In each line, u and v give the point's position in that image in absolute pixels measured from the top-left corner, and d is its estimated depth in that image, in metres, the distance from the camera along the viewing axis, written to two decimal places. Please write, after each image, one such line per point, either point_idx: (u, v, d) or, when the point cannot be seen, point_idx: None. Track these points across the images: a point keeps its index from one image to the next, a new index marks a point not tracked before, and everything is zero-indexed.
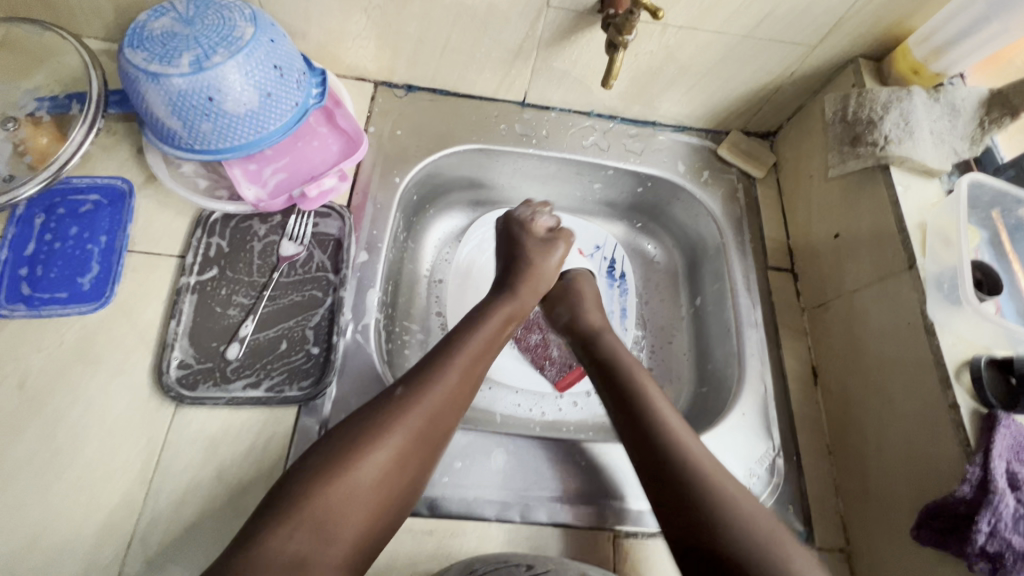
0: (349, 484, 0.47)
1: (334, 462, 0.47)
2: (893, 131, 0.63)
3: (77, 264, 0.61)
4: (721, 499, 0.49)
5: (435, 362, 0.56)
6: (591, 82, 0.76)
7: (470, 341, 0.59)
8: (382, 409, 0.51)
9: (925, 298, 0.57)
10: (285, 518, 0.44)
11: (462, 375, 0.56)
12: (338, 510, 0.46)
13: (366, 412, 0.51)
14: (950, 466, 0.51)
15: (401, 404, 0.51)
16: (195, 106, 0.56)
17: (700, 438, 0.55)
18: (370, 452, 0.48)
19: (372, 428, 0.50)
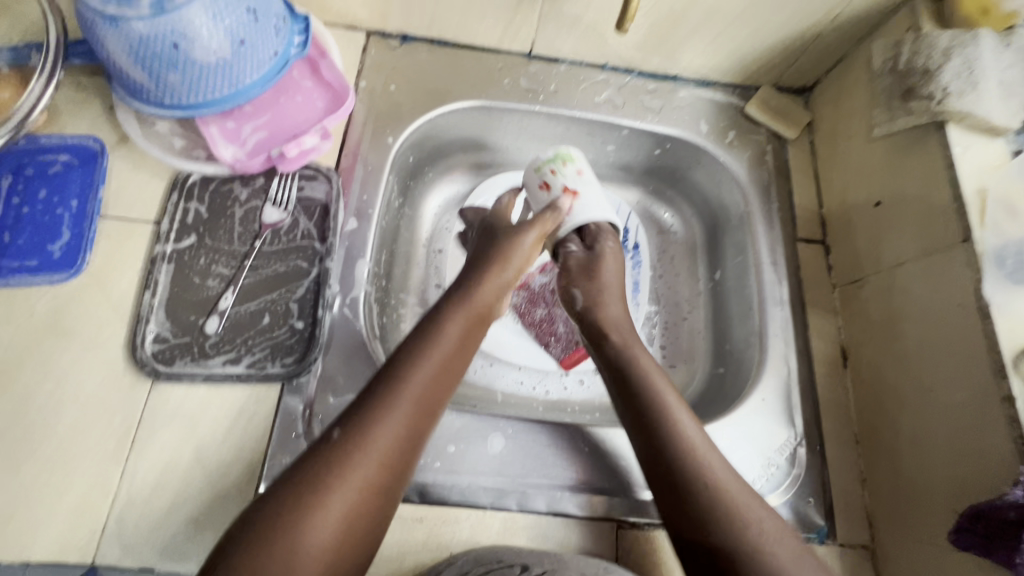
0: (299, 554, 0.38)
1: (275, 528, 0.38)
2: (953, 82, 0.55)
3: (46, 230, 0.57)
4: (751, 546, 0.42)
5: (382, 392, 0.46)
6: (606, 30, 0.68)
7: (423, 361, 0.48)
8: (318, 460, 0.42)
9: (981, 275, 0.50)
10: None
11: (415, 403, 0.46)
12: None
13: (303, 465, 0.42)
14: (1001, 465, 0.46)
15: (340, 452, 0.42)
16: (160, 54, 0.51)
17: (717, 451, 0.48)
18: (322, 508, 0.40)
19: (320, 478, 0.41)
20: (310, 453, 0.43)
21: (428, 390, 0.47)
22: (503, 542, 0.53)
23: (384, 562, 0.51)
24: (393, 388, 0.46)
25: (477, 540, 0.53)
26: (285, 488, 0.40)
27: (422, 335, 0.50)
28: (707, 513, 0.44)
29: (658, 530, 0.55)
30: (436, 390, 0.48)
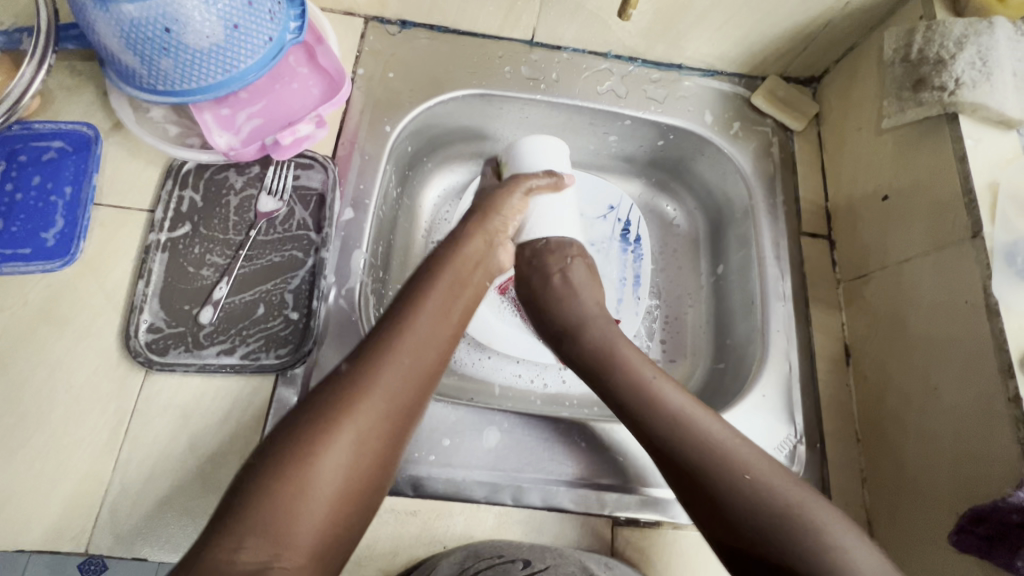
0: (311, 489, 0.40)
1: (285, 465, 0.40)
2: (967, 73, 0.53)
3: (40, 217, 0.56)
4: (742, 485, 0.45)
5: (382, 331, 0.47)
6: (610, 16, 0.67)
7: (420, 304, 0.49)
8: (326, 392, 0.44)
9: (990, 272, 0.48)
10: (238, 533, 0.38)
11: (417, 341, 0.47)
12: (304, 519, 0.39)
13: (312, 397, 0.44)
14: (1005, 465, 0.45)
15: (347, 382, 0.44)
16: (151, 39, 0.50)
17: (687, 396, 0.51)
18: (327, 446, 0.41)
19: (322, 418, 0.42)
20: (312, 397, 0.44)
21: (421, 341, 0.48)
22: (498, 536, 0.53)
23: (378, 555, 0.51)
24: (393, 327, 0.47)
25: (471, 534, 0.53)
26: (289, 429, 0.42)
27: (413, 290, 0.51)
28: (687, 450, 0.47)
29: (654, 526, 0.55)
30: (430, 341, 0.48)
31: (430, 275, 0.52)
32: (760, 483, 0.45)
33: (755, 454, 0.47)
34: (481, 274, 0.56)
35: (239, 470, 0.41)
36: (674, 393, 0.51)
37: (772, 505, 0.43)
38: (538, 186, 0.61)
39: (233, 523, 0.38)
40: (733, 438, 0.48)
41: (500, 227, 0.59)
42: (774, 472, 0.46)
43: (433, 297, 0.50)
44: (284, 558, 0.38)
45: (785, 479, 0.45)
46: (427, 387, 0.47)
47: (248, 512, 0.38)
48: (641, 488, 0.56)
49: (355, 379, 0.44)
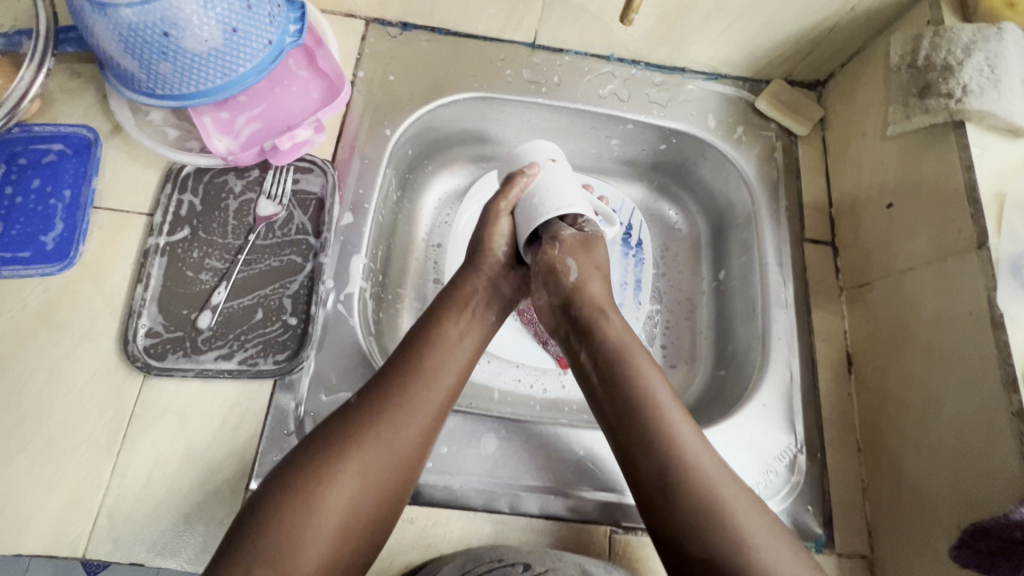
0: (319, 523, 0.40)
1: (296, 496, 0.40)
2: (974, 80, 0.52)
3: (39, 221, 0.56)
4: (740, 544, 0.41)
5: (399, 365, 0.49)
6: (612, 19, 0.66)
7: (436, 338, 0.51)
8: (343, 422, 0.44)
9: (995, 284, 0.48)
10: (244, 567, 0.37)
11: (433, 374, 0.49)
12: (309, 552, 0.39)
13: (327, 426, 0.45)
14: (1008, 482, 0.44)
15: (365, 413, 0.45)
16: (150, 43, 0.49)
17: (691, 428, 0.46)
18: (339, 478, 0.41)
19: (333, 452, 0.42)
20: (327, 427, 0.45)
21: (435, 376, 0.48)
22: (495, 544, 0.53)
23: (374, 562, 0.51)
24: (411, 361, 0.49)
25: (468, 541, 0.52)
26: (303, 459, 0.42)
27: (427, 324, 0.53)
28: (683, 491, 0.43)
29: (652, 536, 0.54)
30: (441, 375, 0.49)
31: (445, 310, 0.54)
32: (757, 545, 0.41)
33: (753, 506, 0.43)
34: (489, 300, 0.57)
35: (248, 499, 0.41)
36: (685, 425, 0.46)
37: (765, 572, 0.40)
38: (512, 198, 0.59)
39: (239, 553, 0.38)
40: (737, 491, 0.43)
41: (490, 257, 0.59)
42: (773, 536, 0.42)
43: (447, 333, 0.52)
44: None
45: (784, 543, 0.42)
46: (439, 424, 0.47)
47: (254, 543, 0.38)
48: (640, 497, 0.55)
49: (369, 412, 0.45)
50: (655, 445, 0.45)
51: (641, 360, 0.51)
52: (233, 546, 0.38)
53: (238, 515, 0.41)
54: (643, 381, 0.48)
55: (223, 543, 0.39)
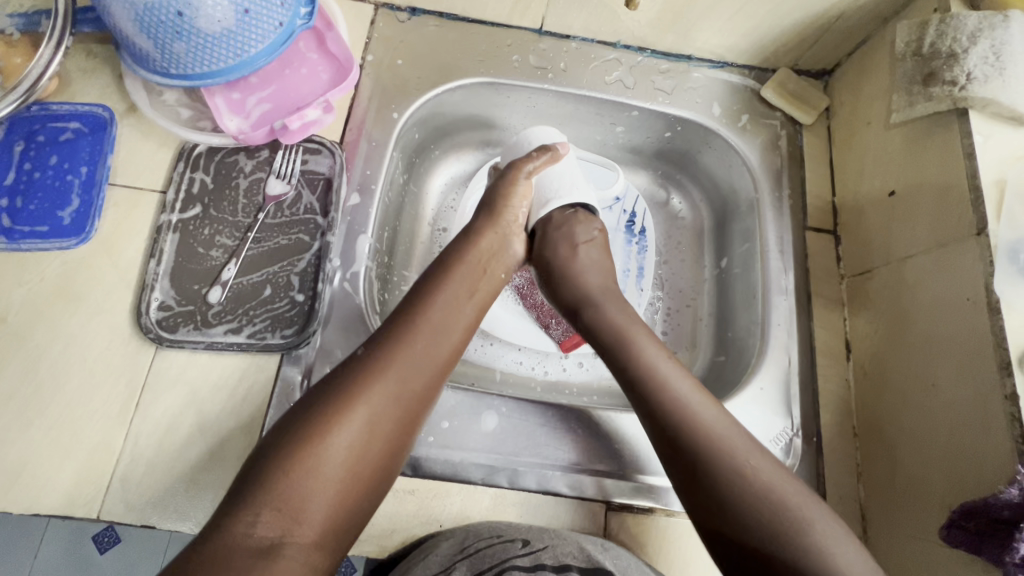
0: (322, 470, 0.42)
1: (299, 447, 0.42)
2: (979, 67, 0.52)
3: (57, 196, 0.58)
4: (741, 478, 0.44)
5: (402, 320, 0.50)
6: (618, 6, 0.66)
7: (439, 295, 0.53)
8: (346, 374, 0.46)
9: (993, 269, 0.48)
10: (254, 512, 0.39)
11: (434, 331, 0.50)
12: (316, 497, 0.41)
13: (331, 378, 0.46)
14: (997, 462, 0.45)
15: (366, 367, 0.47)
16: (164, 22, 0.50)
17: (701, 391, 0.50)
18: (340, 427, 0.43)
19: (335, 405, 0.44)
20: (328, 380, 0.46)
21: (435, 332, 0.50)
22: (493, 517, 0.54)
23: (376, 531, 0.52)
24: (412, 317, 0.51)
25: (467, 514, 0.54)
26: (304, 411, 0.44)
27: (430, 281, 0.54)
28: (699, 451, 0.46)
29: (648, 513, 0.55)
30: (443, 331, 0.51)
31: (445, 271, 0.55)
32: (758, 479, 0.44)
33: (764, 457, 0.46)
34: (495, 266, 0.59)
35: (253, 450, 0.43)
36: (684, 385, 0.50)
37: (770, 505, 0.43)
38: (535, 167, 0.62)
39: (248, 498, 0.40)
40: (739, 435, 0.47)
41: (507, 216, 0.61)
42: (781, 479, 0.45)
43: (447, 290, 0.53)
44: (295, 535, 0.39)
45: (782, 476, 0.45)
46: (439, 377, 0.49)
47: (262, 488, 0.40)
48: (636, 475, 0.56)
49: (370, 364, 0.47)
50: (658, 407, 0.49)
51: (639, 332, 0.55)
52: (244, 492, 0.40)
53: (244, 466, 0.43)
54: (641, 357, 0.52)
55: (233, 491, 0.41)
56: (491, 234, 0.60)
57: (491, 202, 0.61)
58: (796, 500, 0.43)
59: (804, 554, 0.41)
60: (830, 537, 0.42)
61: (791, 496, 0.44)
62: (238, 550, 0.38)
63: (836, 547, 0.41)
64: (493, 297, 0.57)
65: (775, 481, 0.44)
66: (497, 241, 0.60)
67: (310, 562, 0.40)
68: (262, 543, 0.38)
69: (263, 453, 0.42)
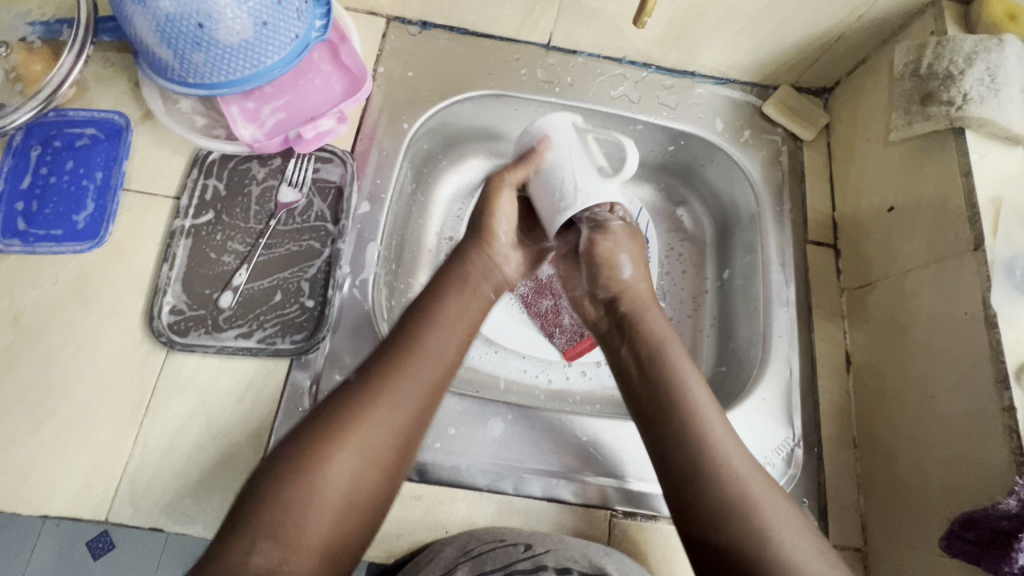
0: (318, 502, 0.42)
1: (296, 475, 0.42)
2: (975, 89, 0.54)
3: (72, 201, 0.59)
4: (749, 513, 0.44)
5: (398, 342, 0.50)
6: (625, 23, 0.68)
7: (438, 313, 0.52)
8: (344, 398, 0.46)
9: (990, 284, 0.50)
10: (250, 542, 0.40)
11: (432, 356, 0.50)
12: (315, 525, 0.41)
13: (330, 402, 0.46)
14: (995, 475, 0.46)
15: (364, 391, 0.46)
16: (185, 33, 0.52)
17: (722, 420, 0.49)
18: (338, 455, 0.43)
19: (332, 431, 0.44)
20: (323, 410, 0.46)
21: (435, 355, 0.50)
22: (499, 524, 0.54)
23: (383, 536, 0.53)
24: (410, 339, 0.50)
25: (473, 520, 0.54)
26: (299, 442, 0.44)
27: (430, 298, 0.54)
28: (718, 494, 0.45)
29: (652, 520, 0.56)
30: (441, 353, 0.50)
31: (441, 294, 0.54)
32: (769, 525, 0.43)
33: (779, 501, 0.45)
34: (484, 284, 0.57)
35: (249, 480, 0.43)
36: (712, 411, 0.49)
37: (783, 553, 0.42)
38: (513, 178, 0.60)
39: (248, 524, 0.40)
40: (756, 477, 0.46)
41: (496, 238, 0.60)
42: (796, 527, 0.44)
43: (440, 316, 0.52)
44: (292, 564, 0.40)
45: (786, 515, 0.44)
46: (432, 405, 0.49)
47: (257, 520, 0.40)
48: (639, 483, 0.57)
49: (363, 392, 0.46)
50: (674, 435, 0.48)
51: (674, 351, 0.54)
52: (241, 520, 0.40)
53: (240, 497, 0.43)
54: (664, 383, 0.51)
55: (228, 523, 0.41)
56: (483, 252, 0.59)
57: (477, 221, 0.61)
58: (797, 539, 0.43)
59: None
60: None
61: (798, 540, 0.43)
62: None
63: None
64: (485, 314, 0.56)
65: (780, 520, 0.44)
66: (484, 260, 0.59)
67: None
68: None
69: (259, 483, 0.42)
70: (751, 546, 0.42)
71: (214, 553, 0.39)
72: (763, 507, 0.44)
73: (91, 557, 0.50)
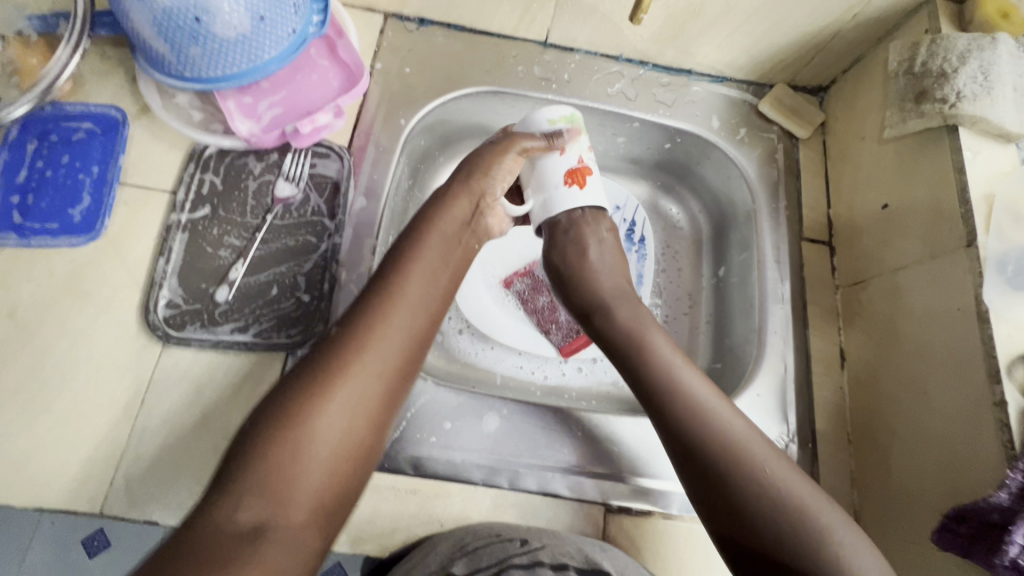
0: (306, 454, 0.42)
1: (280, 431, 0.42)
2: (968, 86, 0.55)
3: (68, 194, 0.59)
4: (742, 464, 0.46)
5: (374, 297, 0.50)
6: (622, 20, 0.68)
7: (413, 266, 0.52)
8: (323, 355, 0.46)
9: (982, 280, 0.50)
10: (237, 498, 0.40)
11: (409, 310, 0.50)
12: (301, 479, 0.42)
13: (309, 360, 0.47)
14: (987, 469, 0.46)
15: (342, 347, 0.47)
16: (182, 27, 0.52)
17: (704, 381, 0.52)
18: (321, 409, 0.44)
19: (313, 387, 0.44)
20: (304, 366, 0.46)
21: (410, 308, 0.50)
22: (494, 518, 0.55)
23: (378, 530, 0.53)
24: (385, 294, 0.50)
25: (468, 515, 0.54)
26: (283, 398, 0.44)
27: (404, 250, 0.54)
28: (710, 449, 0.47)
29: (646, 515, 0.56)
30: (418, 307, 0.51)
31: (418, 246, 0.54)
32: (762, 472, 0.46)
33: (769, 448, 0.48)
34: (467, 236, 0.58)
35: (235, 438, 0.44)
36: (692, 374, 0.52)
37: (777, 497, 0.45)
38: (532, 147, 0.59)
39: (233, 483, 0.41)
40: (746, 428, 0.49)
41: (488, 184, 0.59)
42: (788, 472, 0.46)
43: (417, 269, 0.52)
44: (282, 516, 0.40)
45: (777, 463, 0.47)
46: (414, 357, 0.49)
47: (246, 474, 0.41)
48: (635, 478, 0.57)
49: (344, 345, 0.47)
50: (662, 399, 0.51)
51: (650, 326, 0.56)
52: (226, 478, 0.41)
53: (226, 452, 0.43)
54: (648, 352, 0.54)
55: (214, 483, 0.41)
56: (469, 198, 0.59)
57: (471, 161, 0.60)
58: (786, 481, 0.45)
59: (783, 528, 0.43)
60: (813, 510, 0.44)
61: (789, 483, 0.45)
62: (224, 535, 0.39)
63: (832, 532, 0.43)
64: (468, 264, 0.58)
65: (769, 463, 0.46)
66: (467, 199, 0.59)
67: (301, 542, 0.41)
68: (246, 528, 0.39)
69: (245, 439, 0.43)
70: (738, 484, 0.46)
71: (201, 513, 0.40)
72: (754, 455, 0.47)
73: (85, 555, 0.49)
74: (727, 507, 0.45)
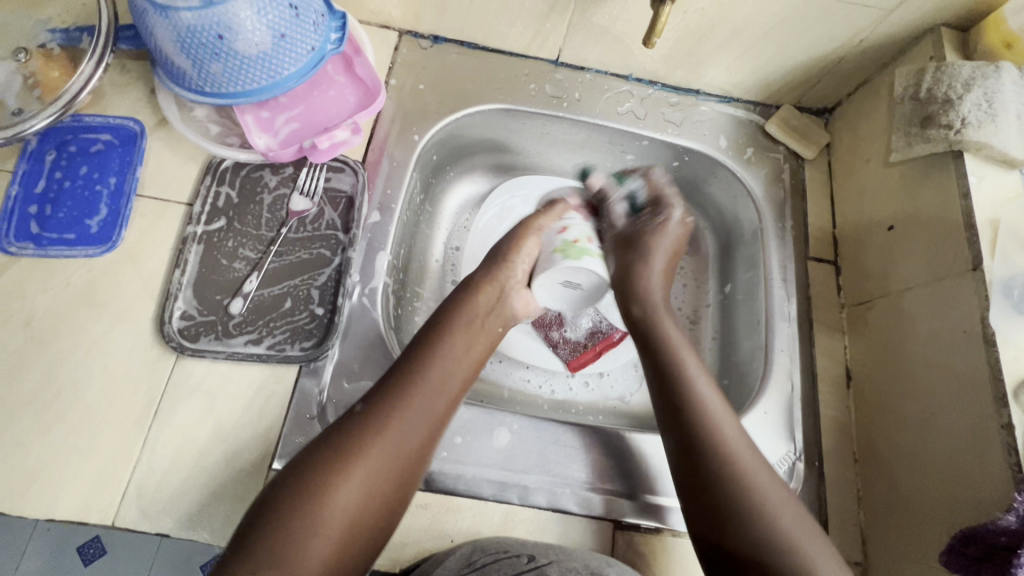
0: (325, 518, 0.43)
1: (303, 500, 0.43)
2: (973, 113, 0.56)
3: (85, 205, 0.59)
4: (748, 501, 0.46)
5: (403, 373, 0.52)
6: (634, 41, 0.70)
7: (444, 345, 0.54)
8: (347, 430, 0.47)
9: (989, 304, 0.51)
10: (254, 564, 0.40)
11: (433, 389, 0.51)
12: (316, 549, 0.42)
13: (333, 432, 0.48)
14: (993, 489, 0.47)
15: (367, 421, 0.48)
16: (205, 44, 0.53)
17: (728, 412, 0.52)
18: (344, 482, 0.44)
19: (336, 459, 0.45)
20: (331, 432, 0.48)
21: (438, 385, 0.52)
22: (504, 534, 0.55)
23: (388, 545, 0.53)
24: (413, 370, 0.52)
25: (478, 530, 0.55)
26: (309, 465, 0.45)
27: (434, 330, 0.56)
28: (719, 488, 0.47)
29: (655, 532, 0.56)
30: (443, 386, 0.52)
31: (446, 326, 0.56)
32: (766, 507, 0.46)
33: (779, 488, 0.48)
34: (493, 321, 0.59)
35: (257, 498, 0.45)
36: (716, 402, 0.52)
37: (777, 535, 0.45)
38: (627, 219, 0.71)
39: (249, 550, 0.41)
40: (758, 464, 0.49)
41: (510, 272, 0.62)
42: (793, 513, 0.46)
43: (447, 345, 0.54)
44: None
45: (782, 502, 0.47)
46: (438, 430, 0.51)
47: (270, 533, 0.42)
48: (643, 496, 0.58)
49: (371, 421, 0.48)
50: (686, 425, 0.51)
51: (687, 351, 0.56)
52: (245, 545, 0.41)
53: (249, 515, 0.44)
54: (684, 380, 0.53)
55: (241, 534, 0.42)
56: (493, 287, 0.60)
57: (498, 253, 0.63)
58: (777, 506, 0.46)
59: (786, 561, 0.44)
60: (806, 543, 0.45)
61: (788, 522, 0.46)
62: None
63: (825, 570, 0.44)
64: (491, 348, 0.58)
65: (765, 492, 0.47)
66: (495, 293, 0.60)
67: None
68: None
69: (271, 498, 0.44)
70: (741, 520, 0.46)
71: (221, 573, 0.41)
72: (760, 492, 0.47)
73: None
74: (717, 528, 0.46)
